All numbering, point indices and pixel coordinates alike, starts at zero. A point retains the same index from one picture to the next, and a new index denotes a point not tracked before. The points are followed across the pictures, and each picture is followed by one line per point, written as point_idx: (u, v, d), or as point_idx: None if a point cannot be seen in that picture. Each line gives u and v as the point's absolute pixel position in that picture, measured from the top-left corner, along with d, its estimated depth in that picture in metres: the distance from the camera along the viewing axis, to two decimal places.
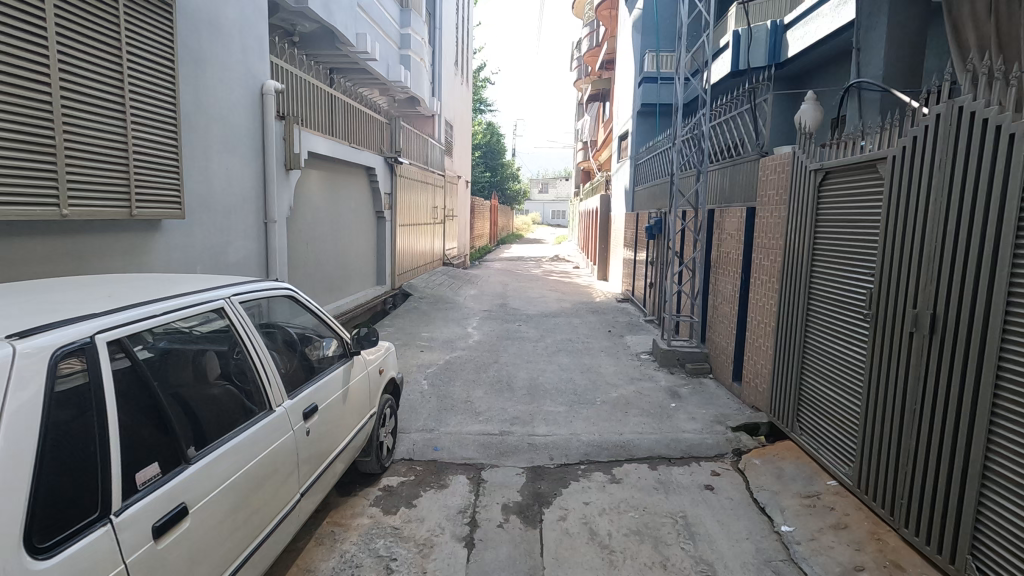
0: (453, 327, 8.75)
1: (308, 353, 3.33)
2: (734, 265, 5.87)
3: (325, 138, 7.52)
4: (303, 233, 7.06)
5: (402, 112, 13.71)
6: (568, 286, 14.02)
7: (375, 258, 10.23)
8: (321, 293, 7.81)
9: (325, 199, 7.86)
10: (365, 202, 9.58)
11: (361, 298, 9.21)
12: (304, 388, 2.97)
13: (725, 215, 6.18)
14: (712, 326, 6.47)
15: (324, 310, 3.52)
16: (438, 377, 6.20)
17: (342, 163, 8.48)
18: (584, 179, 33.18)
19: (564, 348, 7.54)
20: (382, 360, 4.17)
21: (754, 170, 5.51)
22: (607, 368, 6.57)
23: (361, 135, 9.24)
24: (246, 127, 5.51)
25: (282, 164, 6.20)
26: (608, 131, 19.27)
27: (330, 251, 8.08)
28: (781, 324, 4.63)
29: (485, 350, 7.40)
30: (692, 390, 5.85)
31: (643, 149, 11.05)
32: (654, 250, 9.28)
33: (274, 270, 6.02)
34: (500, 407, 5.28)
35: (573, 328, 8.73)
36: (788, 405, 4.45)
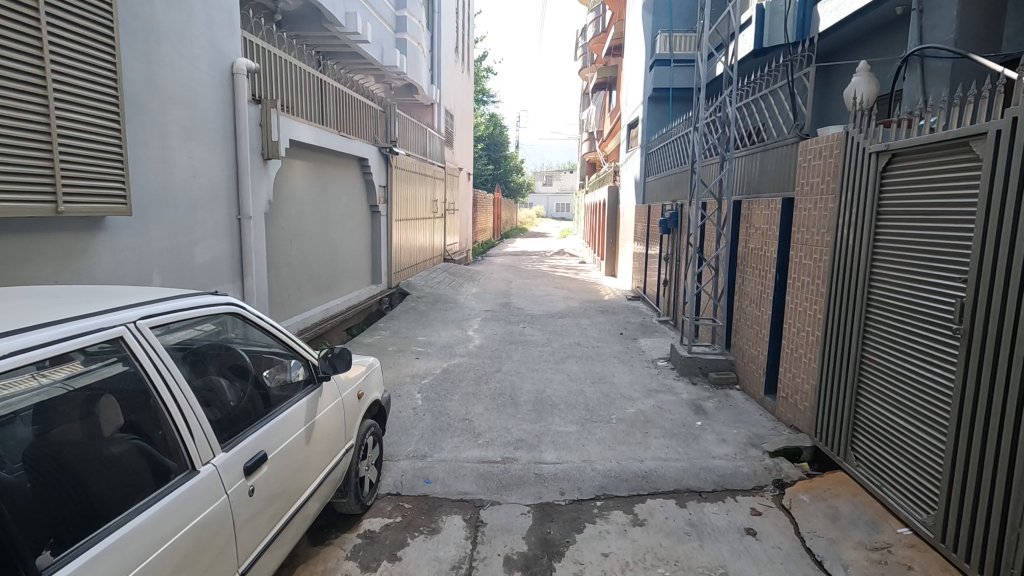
0: (453, 329, 8.12)
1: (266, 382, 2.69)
2: (766, 264, 5.19)
3: (310, 125, 6.84)
4: (285, 230, 6.43)
5: (398, 100, 13.02)
6: (575, 283, 13.37)
7: (369, 256, 9.58)
8: (308, 296, 7.18)
9: (312, 194, 7.22)
10: (358, 196, 8.93)
11: (353, 300, 8.59)
12: (252, 431, 2.34)
13: (754, 207, 5.49)
14: (739, 331, 5.80)
15: (283, 329, 2.88)
16: (435, 390, 5.57)
17: (330, 153, 7.81)
18: (590, 171, 32.42)
19: (573, 354, 6.90)
20: (362, 382, 3.54)
21: (791, 156, 4.82)
22: (621, 379, 5.92)
23: (352, 123, 8.54)
24: (215, 111, 4.89)
25: (259, 154, 5.57)
26: (615, 120, 18.52)
27: (317, 250, 7.45)
28: (830, 335, 3.98)
29: (487, 357, 6.76)
30: (719, 405, 5.20)
31: (656, 137, 10.34)
32: (670, 245, 8.58)
33: (251, 273, 5.40)
34: (503, 427, 4.65)
35: (582, 331, 8.06)
36: (840, 430, 3.81)
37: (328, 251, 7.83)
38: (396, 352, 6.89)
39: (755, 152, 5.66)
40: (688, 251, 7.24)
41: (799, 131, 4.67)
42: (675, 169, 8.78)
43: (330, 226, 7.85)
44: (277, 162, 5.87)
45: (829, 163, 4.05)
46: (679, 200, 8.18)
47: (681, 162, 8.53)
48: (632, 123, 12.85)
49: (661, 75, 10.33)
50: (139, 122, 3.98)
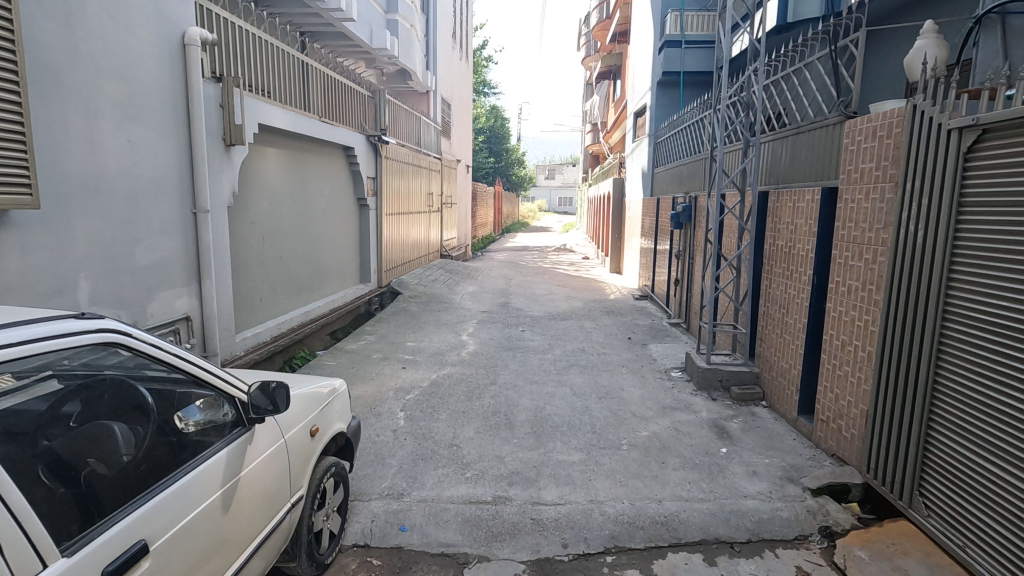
0: (446, 333, 7.45)
1: (181, 420, 2.13)
2: (799, 264, 4.50)
3: (282, 108, 6.12)
4: (254, 225, 5.75)
5: (391, 88, 12.32)
6: (577, 281, 12.66)
7: (357, 253, 8.90)
8: (283, 298, 6.51)
9: (287, 185, 6.54)
10: (343, 188, 8.24)
11: (339, 301, 7.93)
12: (124, 515, 1.68)
13: (785, 199, 4.77)
14: (764, 340, 5.11)
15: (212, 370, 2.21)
16: (420, 407, 4.90)
17: (309, 141, 7.10)
18: (593, 164, 31.60)
19: (577, 362, 6.21)
20: (316, 415, 2.86)
21: (833, 140, 4.11)
22: (632, 394, 5.23)
23: (336, 109, 7.84)
24: (162, 88, 4.23)
25: (218, 138, 4.89)
26: (620, 109, 17.71)
27: (295, 248, 6.77)
28: (888, 352, 3.29)
29: (481, 366, 6.09)
30: (746, 426, 4.51)
31: (666, 125, 9.62)
32: (682, 242, 7.88)
33: (210, 275, 4.74)
34: (496, 456, 3.99)
35: (587, 336, 7.36)
36: (904, 468, 3.14)
37: (308, 248, 7.15)
38: (381, 361, 6.22)
39: (785, 136, 4.92)
40: (705, 249, 6.54)
41: (843, 109, 3.95)
42: (688, 159, 8.05)
43: (309, 222, 7.17)
44: (242, 149, 5.19)
45: (889, 144, 3.36)
46: (693, 192, 7.48)
47: (696, 151, 7.79)
48: (639, 111, 12.13)
49: (671, 58, 9.59)
50: (56, 96, 3.33)
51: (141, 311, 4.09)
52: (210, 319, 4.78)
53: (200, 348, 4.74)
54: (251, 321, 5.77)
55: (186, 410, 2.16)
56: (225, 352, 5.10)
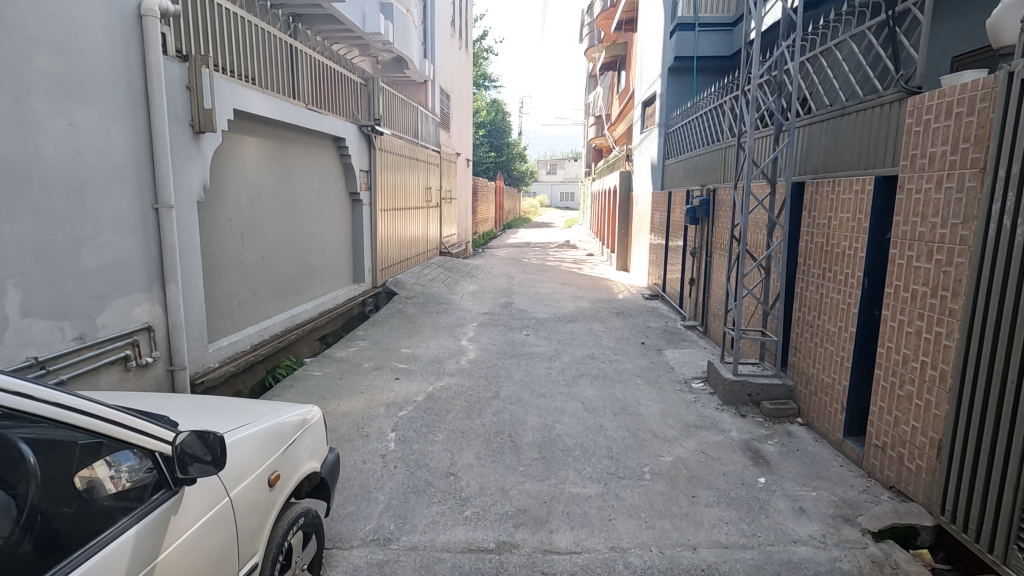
0: (444, 338, 6.90)
1: (110, 467, 1.65)
2: (843, 265, 3.94)
3: (262, 92, 5.55)
4: (230, 223, 5.20)
5: (387, 77, 11.75)
6: (582, 278, 12.11)
7: (350, 252, 8.35)
8: (267, 301, 5.97)
9: (270, 178, 5.98)
10: (334, 182, 7.67)
11: (330, 303, 7.39)
12: None
13: (825, 189, 4.20)
14: (799, 350, 4.56)
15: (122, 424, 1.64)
16: (414, 427, 4.36)
17: (295, 131, 6.53)
18: (595, 158, 30.97)
19: (588, 371, 5.67)
20: (279, 458, 2.32)
21: (890, 121, 3.53)
22: (651, 410, 4.68)
23: (326, 97, 7.25)
24: (115, 65, 3.68)
25: (185, 124, 4.35)
26: (625, 102, 17.14)
27: (279, 247, 6.24)
28: (971, 372, 2.73)
29: (482, 376, 5.55)
30: (783, 450, 3.97)
31: (679, 114, 9.05)
32: (699, 239, 7.32)
33: (175, 278, 4.19)
34: (499, 489, 3.44)
35: (597, 340, 6.81)
36: (994, 515, 2.58)
37: (295, 246, 6.60)
38: (373, 371, 5.68)
39: (824, 120, 4.35)
40: (728, 246, 5.99)
41: (904, 84, 3.37)
42: (706, 149, 7.46)
43: (297, 218, 6.62)
44: (214, 138, 4.65)
45: (970, 123, 2.80)
46: (711, 185, 6.94)
47: (715, 140, 7.21)
48: (647, 101, 11.54)
49: (683, 42, 9.00)
50: None
51: (90, 323, 3.55)
52: (176, 328, 4.24)
53: (165, 361, 4.21)
54: (229, 329, 5.24)
55: (115, 455, 1.66)
56: (196, 365, 4.57)
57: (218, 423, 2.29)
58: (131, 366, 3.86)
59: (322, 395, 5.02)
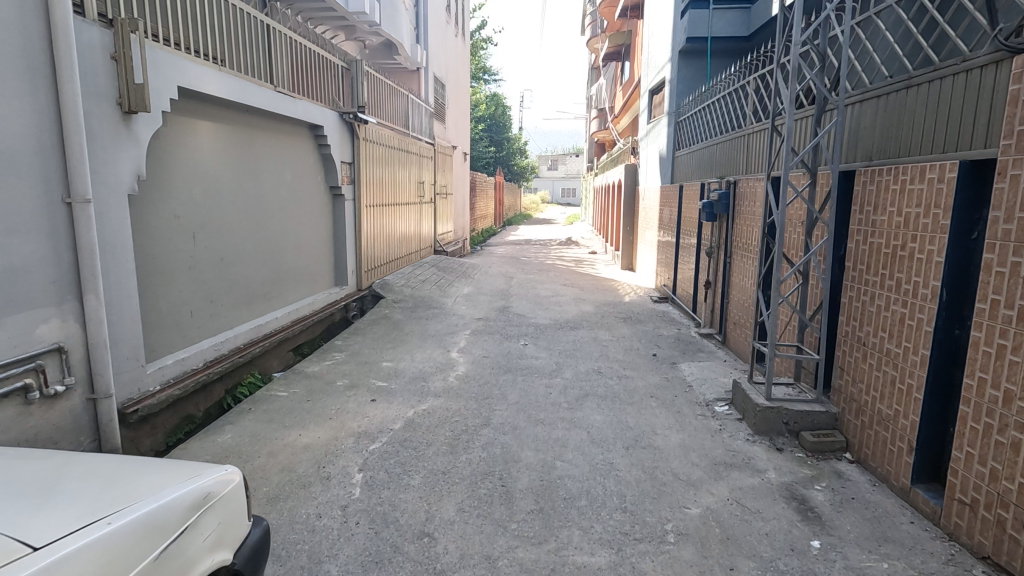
0: (432, 349, 6.15)
1: None
2: (909, 271, 3.20)
3: (217, 70, 4.80)
4: (176, 220, 4.47)
5: (377, 63, 10.99)
6: (586, 279, 11.35)
7: (331, 252, 7.63)
8: (229, 309, 5.26)
9: (230, 169, 5.25)
10: (311, 175, 6.94)
11: (307, 309, 6.68)
12: None
13: (882, 179, 3.45)
14: (845, 371, 3.83)
15: None
16: (387, 467, 3.62)
17: (262, 116, 5.78)
18: (597, 152, 30.19)
19: (594, 392, 4.92)
20: (149, 568, 1.59)
21: (982, 90, 2.78)
22: (669, 442, 3.94)
23: (300, 80, 6.50)
24: (5, 24, 2.94)
25: (110, 102, 3.62)
26: (631, 91, 16.32)
27: (245, 248, 5.52)
28: None
29: (471, 396, 4.80)
30: (836, 499, 3.22)
31: (692, 100, 8.30)
32: (716, 237, 6.59)
33: (95, 287, 3.46)
34: (485, 560, 2.71)
35: (604, 352, 6.07)
36: None
37: (264, 247, 5.88)
38: (347, 390, 4.94)
39: (878, 94, 3.60)
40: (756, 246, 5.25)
41: (1003, 40, 2.62)
42: (723, 138, 6.71)
43: (266, 214, 5.89)
44: (150, 119, 3.93)
45: None
46: (731, 177, 6.19)
47: (735, 127, 6.44)
48: (654, 88, 10.76)
49: (696, 21, 8.21)
50: None
51: None
52: (99, 348, 3.51)
53: (84, 389, 3.48)
54: (178, 343, 4.53)
55: None
56: (128, 390, 3.85)
57: (61, 518, 1.56)
58: (33, 399, 3.14)
59: (283, 421, 4.28)
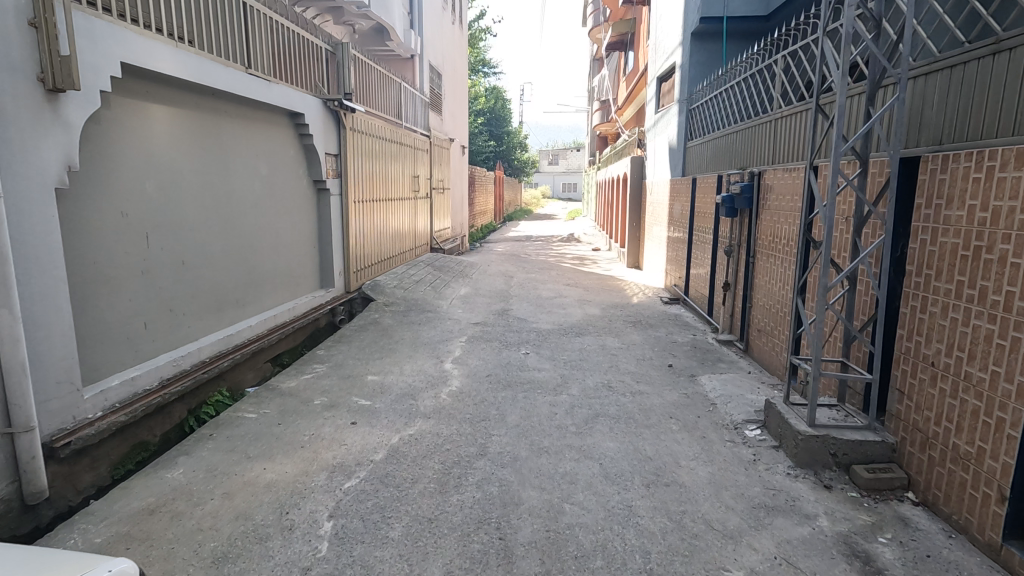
0: (423, 360, 5.56)
1: None
2: (1000, 279, 2.61)
3: (174, 46, 4.21)
4: (123, 216, 3.88)
5: (368, 50, 10.37)
6: (590, 278, 10.74)
7: (316, 251, 7.04)
8: (195, 319, 4.68)
9: (194, 160, 4.66)
10: (292, 167, 6.34)
11: (288, 315, 6.09)
12: None
13: (961, 166, 2.86)
14: (905, 395, 3.24)
15: None
16: (362, 513, 3.02)
17: (233, 102, 5.19)
18: (600, 145, 29.53)
19: (605, 412, 4.33)
20: None
21: None
22: (697, 478, 3.35)
23: (278, 62, 5.90)
24: None
25: (28, 76, 3.02)
26: (635, 80, 15.68)
27: (213, 250, 4.94)
28: None
29: (465, 418, 4.21)
30: (907, 557, 2.64)
31: (705, 86, 7.70)
32: (736, 234, 6.00)
33: (9, 300, 2.87)
34: None
35: (614, 362, 5.47)
36: None
37: (236, 248, 5.30)
38: (325, 411, 4.35)
39: (952, 64, 3.00)
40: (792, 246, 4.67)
41: None
42: (743, 125, 6.09)
43: (238, 212, 5.30)
44: (82, 100, 3.34)
45: None
46: (755, 168, 5.59)
47: (757, 113, 5.82)
48: (663, 75, 10.12)
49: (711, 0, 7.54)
50: None
51: None
52: (16, 372, 2.92)
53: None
54: (129, 360, 3.97)
55: None
56: (58, 420, 3.27)
57: None
58: None
59: (247, 451, 3.69)
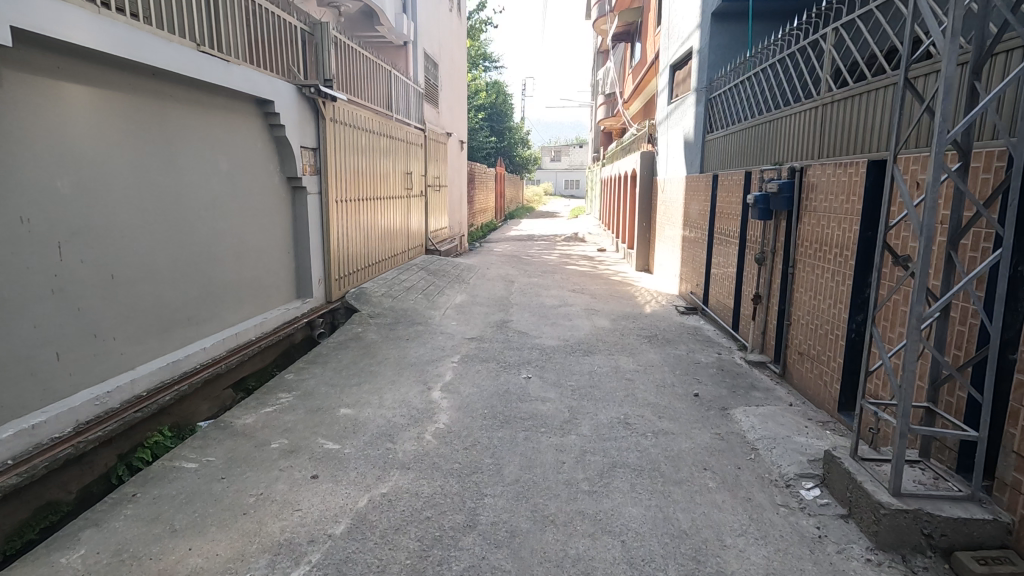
0: (408, 387, 4.76)
1: None
2: None
3: (93, 13, 3.41)
4: (18, 222, 3.11)
5: (357, 36, 9.58)
6: (598, 283, 9.92)
7: (291, 258, 6.25)
8: (128, 344, 3.90)
9: (127, 153, 3.88)
10: (259, 163, 5.55)
11: (255, 332, 5.30)
12: None
13: None
14: None
15: None
16: None
17: (181, 84, 4.39)
18: (604, 142, 28.64)
19: (623, 461, 3.54)
20: None
21: None
22: (750, 567, 2.56)
23: (242, 43, 5.10)
24: None
25: None
26: (644, 70, 14.82)
27: (157, 261, 4.16)
28: None
29: (453, 471, 3.42)
30: None
31: (728, 73, 6.88)
32: (771, 239, 5.20)
33: None
34: None
35: (631, 390, 4.68)
36: None
37: (188, 257, 4.51)
38: (281, 459, 3.56)
39: None
40: (850, 258, 3.86)
41: None
42: (776, 113, 5.28)
43: (190, 214, 4.52)
44: None
45: None
46: (796, 163, 4.78)
47: (796, 99, 5.01)
48: (678, 63, 9.32)
49: None
50: None
51: None
52: None
53: None
54: (34, 402, 3.20)
55: None
56: None
57: None
58: None
59: (173, 521, 2.91)
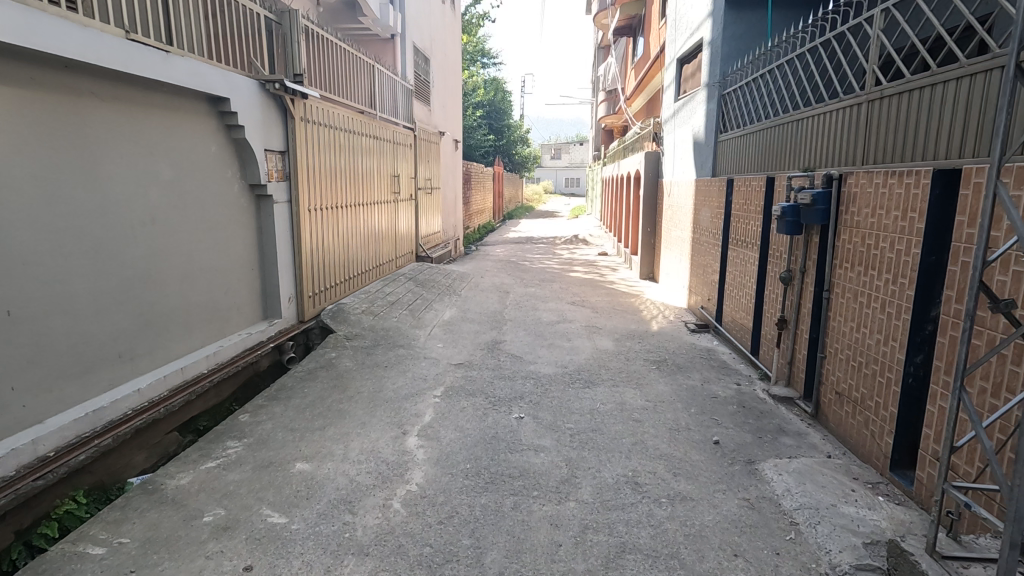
0: (379, 433, 4.08)
1: None
2: None
3: None
4: None
5: (340, 29, 8.90)
6: (599, 293, 9.24)
7: (256, 275, 5.57)
8: (33, 393, 3.23)
9: (29, 162, 3.20)
10: (214, 169, 4.86)
11: (208, 363, 4.63)
12: None
13: None
14: None
15: None
16: None
17: (107, 79, 3.71)
18: (606, 141, 27.87)
19: (633, 542, 2.86)
20: None
21: None
22: None
23: (191, 31, 4.42)
24: None
25: None
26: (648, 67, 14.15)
27: (74, 290, 3.49)
28: None
29: (422, 558, 2.74)
30: None
31: (745, 65, 6.16)
32: (801, 256, 4.50)
33: None
34: None
35: (639, 437, 3.99)
36: None
37: (117, 282, 3.83)
38: (211, 542, 2.87)
39: None
40: (910, 290, 3.16)
41: None
42: (805, 111, 4.58)
43: (120, 232, 3.84)
44: None
45: None
46: (833, 169, 4.07)
47: (831, 95, 4.31)
48: (686, 56, 8.63)
49: None
50: None
51: None
52: None
53: None
54: None
55: None
56: None
57: None
58: None
59: None
